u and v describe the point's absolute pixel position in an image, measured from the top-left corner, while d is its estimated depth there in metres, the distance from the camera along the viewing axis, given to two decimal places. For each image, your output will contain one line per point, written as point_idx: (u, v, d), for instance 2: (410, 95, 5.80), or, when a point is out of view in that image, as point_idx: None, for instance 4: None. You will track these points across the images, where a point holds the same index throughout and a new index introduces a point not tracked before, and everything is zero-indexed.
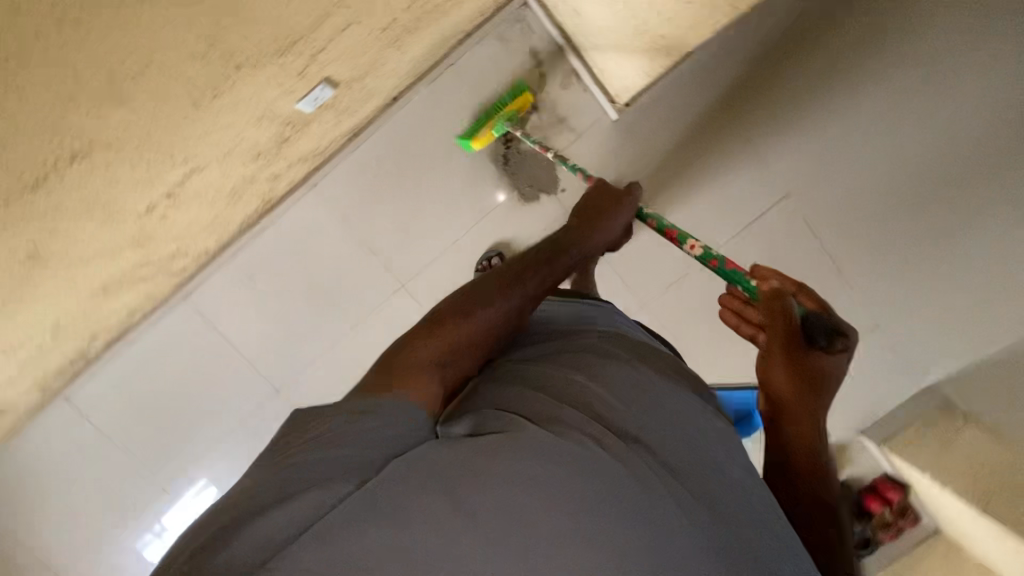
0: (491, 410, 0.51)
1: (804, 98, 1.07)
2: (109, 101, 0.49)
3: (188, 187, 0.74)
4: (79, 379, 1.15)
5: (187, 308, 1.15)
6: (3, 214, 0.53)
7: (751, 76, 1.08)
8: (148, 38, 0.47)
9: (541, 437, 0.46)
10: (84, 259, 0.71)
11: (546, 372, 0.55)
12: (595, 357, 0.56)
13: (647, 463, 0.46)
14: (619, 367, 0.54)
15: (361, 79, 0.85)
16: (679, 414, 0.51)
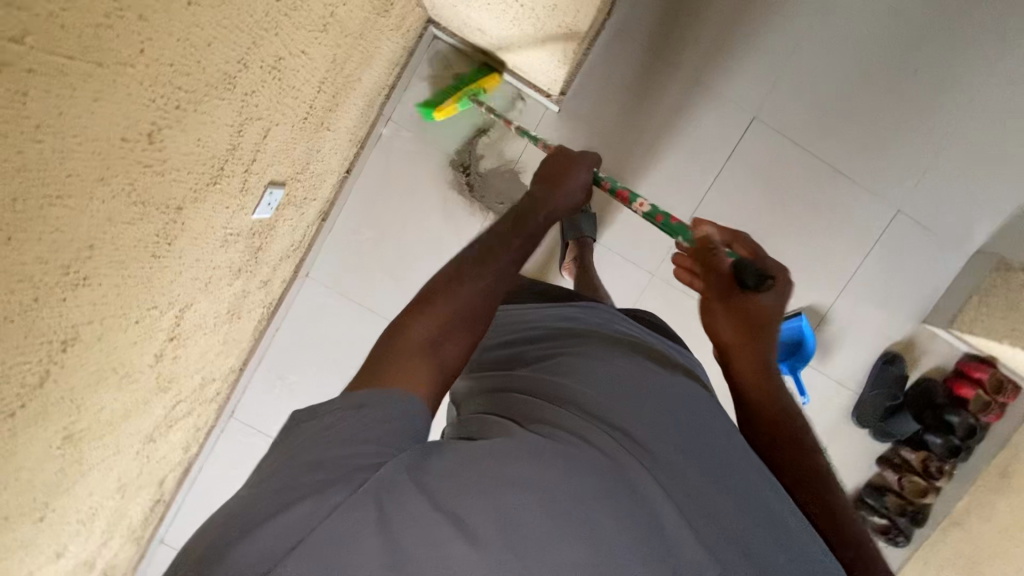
0: (483, 420, 0.56)
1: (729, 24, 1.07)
2: (79, 287, 0.52)
3: (186, 323, 0.79)
4: (165, 521, 1.22)
5: (236, 425, 1.21)
6: (29, 417, 0.55)
7: (672, 21, 1.08)
8: (89, 225, 0.49)
9: (532, 439, 0.50)
10: (119, 421, 0.76)
11: (534, 379, 0.59)
12: (578, 355, 0.61)
13: (639, 462, 0.50)
14: (601, 365, 0.59)
15: (305, 168, 0.88)
16: (669, 416, 0.56)
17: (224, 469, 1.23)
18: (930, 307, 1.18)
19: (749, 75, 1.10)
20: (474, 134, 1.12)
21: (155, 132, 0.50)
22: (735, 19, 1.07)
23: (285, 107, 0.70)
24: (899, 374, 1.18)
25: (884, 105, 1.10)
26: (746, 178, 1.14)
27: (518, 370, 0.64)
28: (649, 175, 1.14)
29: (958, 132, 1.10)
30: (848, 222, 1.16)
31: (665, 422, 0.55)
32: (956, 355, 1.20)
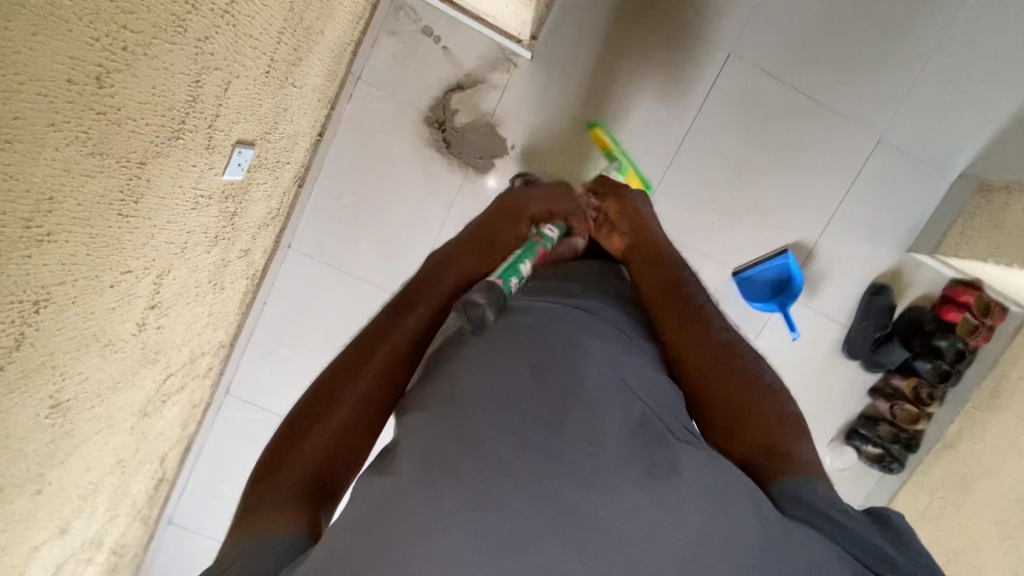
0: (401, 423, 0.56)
1: None
2: (44, 243, 0.51)
3: (166, 292, 0.78)
4: (170, 500, 1.22)
5: (233, 402, 1.21)
6: (11, 382, 0.55)
7: None
8: (48, 174, 0.48)
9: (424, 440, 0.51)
10: (109, 392, 0.75)
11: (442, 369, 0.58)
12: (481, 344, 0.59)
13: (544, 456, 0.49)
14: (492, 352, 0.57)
15: (275, 128, 0.86)
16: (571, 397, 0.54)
17: (224, 447, 1.23)
18: (914, 236, 1.19)
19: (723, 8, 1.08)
20: (447, 87, 1.09)
21: (104, 75, 0.49)
22: None
23: (244, 57, 0.68)
24: (888, 304, 1.19)
25: (862, 29, 1.08)
26: (727, 115, 1.13)
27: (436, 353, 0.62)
28: (628, 119, 1.12)
29: (936, 54, 1.09)
30: (830, 153, 1.15)
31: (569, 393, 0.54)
32: (943, 282, 1.20)
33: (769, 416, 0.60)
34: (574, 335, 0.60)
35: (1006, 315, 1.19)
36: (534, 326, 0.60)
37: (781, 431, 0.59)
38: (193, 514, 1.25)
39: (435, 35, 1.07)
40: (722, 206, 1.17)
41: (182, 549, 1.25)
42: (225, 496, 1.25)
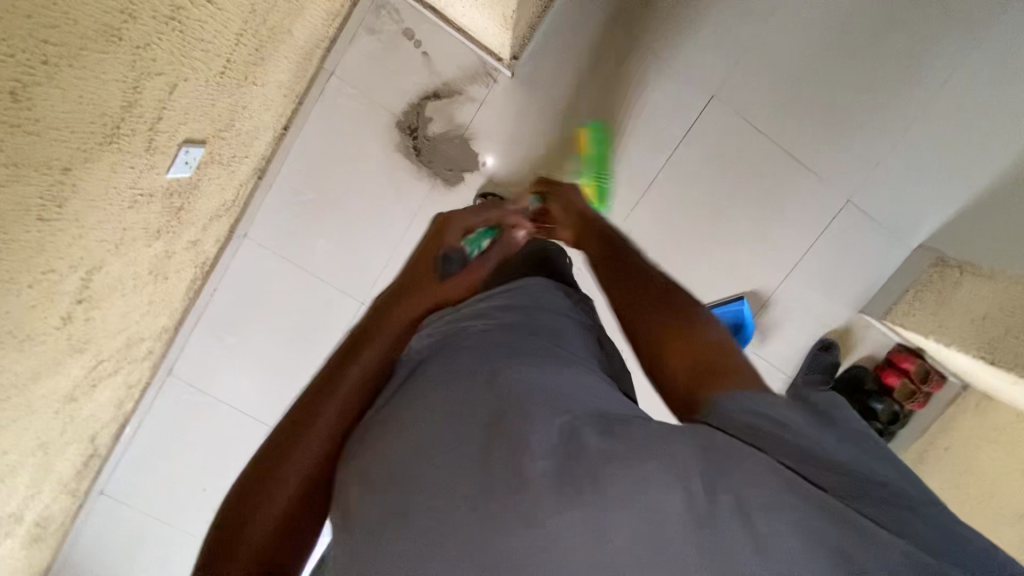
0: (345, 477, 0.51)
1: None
2: None
3: (98, 285, 0.76)
4: (103, 473, 1.22)
5: (174, 382, 1.20)
6: None
7: None
8: None
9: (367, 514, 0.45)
10: (29, 382, 0.74)
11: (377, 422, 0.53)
12: (417, 398, 0.53)
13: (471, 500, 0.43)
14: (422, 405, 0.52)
15: (230, 125, 0.83)
16: (495, 426, 0.47)
17: (162, 425, 1.23)
18: (867, 298, 1.20)
19: (710, 50, 1.06)
20: (423, 94, 1.06)
21: (20, 90, 0.46)
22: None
23: (194, 61, 0.65)
24: (832, 362, 1.19)
25: (845, 89, 1.07)
26: (702, 157, 1.12)
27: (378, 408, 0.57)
28: (603, 149, 1.11)
29: (914, 124, 1.09)
30: (798, 208, 1.15)
31: (488, 423, 0.48)
32: (889, 346, 1.24)
33: (705, 347, 0.58)
34: (504, 352, 0.57)
35: (944, 383, 1.23)
36: (461, 356, 0.57)
37: (716, 355, 0.57)
38: (125, 488, 1.25)
39: (415, 39, 1.04)
40: (686, 247, 1.17)
41: (111, 521, 1.25)
42: (159, 473, 1.25)
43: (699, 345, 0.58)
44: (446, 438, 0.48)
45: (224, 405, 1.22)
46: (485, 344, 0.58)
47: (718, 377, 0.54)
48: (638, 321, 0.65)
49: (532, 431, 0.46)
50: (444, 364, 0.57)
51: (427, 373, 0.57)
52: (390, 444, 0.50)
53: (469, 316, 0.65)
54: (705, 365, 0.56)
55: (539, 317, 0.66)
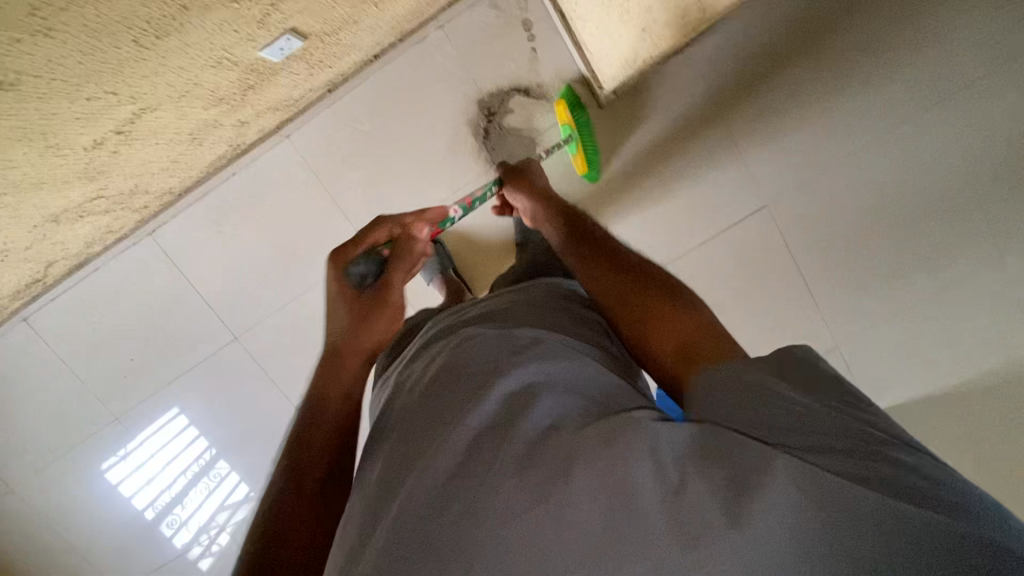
0: (377, 464, 0.54)
1: (798, 98, 1.00)
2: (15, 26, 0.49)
3: (140, 125, 0.72)
4: (39, 301, 1.17)
5: (150, 245, 1.15)
6: None
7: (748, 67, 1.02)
8: None
9: (406, 498, 0.47)
10: (31, 191, 0.71)
11: (399, 422, 0.57)
12: (427, 401, 0.56)
13: (504, 469, 0.46)
14: (434, 409, 0.54)
15: (335, 33, 0.82)
16: (491, 415, 0.51)
17: (116, 281, 1.17)
18: None
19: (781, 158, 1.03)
20: (515, 85, 1.07)
21: None
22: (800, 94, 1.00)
23: None
24: None
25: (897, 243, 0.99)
26: (728, 258, 1.09)
27: (397, 405, 0.60)
28: None
29: None
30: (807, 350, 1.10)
31: (493, 411, 0.51)
32: None
33: (685, 317, 0.57)
34: (501, 347, 0.59)
35: None
36: (465, 356, 0.59)
37: (701, 332, 0.55)
38: (51, 325, 1.19)
39: (530, 32, 1.05)
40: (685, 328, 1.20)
41: (24, 349, 1.20)
42: (89, 325, 1.20)
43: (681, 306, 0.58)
44: (455, 432, 0.50)
45: (188, 288, 1.17)
46: (484, 343, 0.60)
47: (697, 354, 0.53)
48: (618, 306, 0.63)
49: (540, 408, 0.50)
50: (451, 367, 0.58)
51: (436, 376, 0.59)
52: (407, 452, 0.52)
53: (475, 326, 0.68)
54: (687, 340, 0.55)
55: (547, 316, 0.68)
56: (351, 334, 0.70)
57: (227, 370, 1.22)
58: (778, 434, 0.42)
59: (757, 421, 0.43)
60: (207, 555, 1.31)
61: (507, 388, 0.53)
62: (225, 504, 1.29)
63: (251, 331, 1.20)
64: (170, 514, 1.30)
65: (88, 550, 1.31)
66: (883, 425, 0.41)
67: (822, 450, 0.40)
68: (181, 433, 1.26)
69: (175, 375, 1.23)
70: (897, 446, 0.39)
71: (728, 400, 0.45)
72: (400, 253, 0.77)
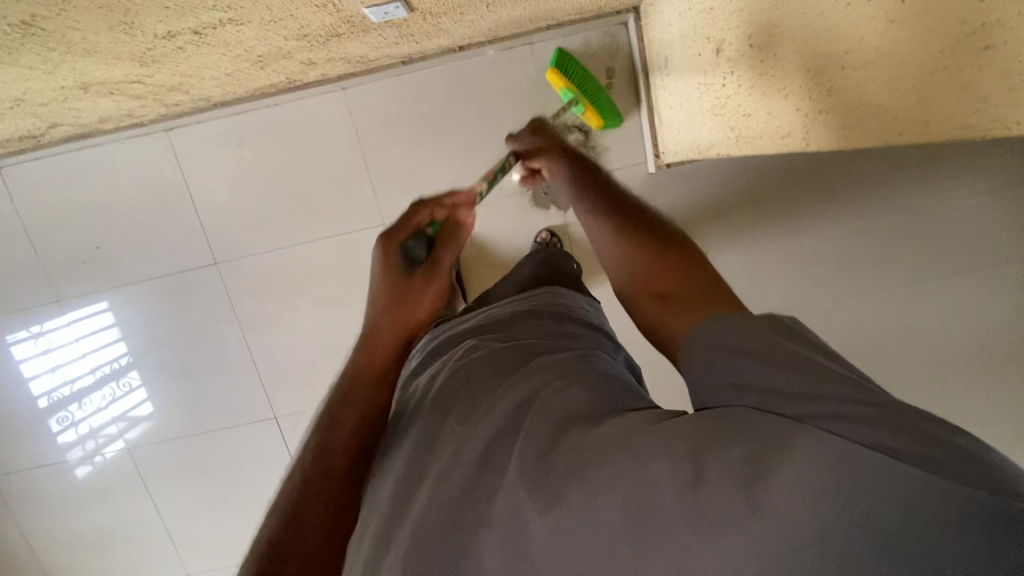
0: (403, 461, 0.55)
1: (830, 231, 1.03)
2: None
3: (219, 34, 0.69)
4: (21, 155, 1.09)
5: (161, 140, 1.09)
6: None
7: (797, 182, 1.02)
8: None
9: (438, 496, 0.49)
10: (81, 56, 0.67)
11: (422, 422, 0.58)
12: (443, 405, 0.57)
13: (528, 461, 0.46)
14: (452, 417, 0.55)
15: (437, 16, 0.82)
16: (502, 416, 0.52)
17: (111, 163, 1.10)
18: None
19: (789, 288, 1.08)
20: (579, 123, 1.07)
21: None
22: (836, 230, 1.03)
23: None
24: None
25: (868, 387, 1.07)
26: None
27: (418, 402, 0.61)
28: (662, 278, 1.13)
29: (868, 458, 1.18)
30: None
31: (501, 416, 0.52)
32: None
33: (692, 271, 0.55)
34: (512, 364, 0.58)
35: None
36: (476, 373, 0.59)
37: (701, 284, 0.53)
38: (22, 181, 1.11)
39: (611, 80, 1.05)
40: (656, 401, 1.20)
41: None
42: (64, 196, 1.12)
43: (701, 271, 0.55)
44: (468, 444, 0.51)
45: (183, 195, 1.11)
46: (497, 354, 0.61)
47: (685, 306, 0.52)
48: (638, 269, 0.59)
49: (560, 401, 0.50)
50: (466, 376, 0.59)
51: (452, 389, 0.59)
52: (426, 461, 0.53)
53: (494, 331, 0.69)
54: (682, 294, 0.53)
55: (558, 330, 0.68)
56: (387, 309, 0.74)
57: (190, 289, 1.16)
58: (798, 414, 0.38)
59: (785, 385, 0.40)
60: (87, 463, 1.23)
61: (512, 410, 0.52)
62: (126, 417, 1.22)
63: (231, 260, 1.14)
64: (64, 410, 1.22)
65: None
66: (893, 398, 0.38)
67: (847, 420, 0.36)
68: (110, 331, 1.18)
69: (136, 278, 1.16)
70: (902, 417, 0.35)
71: (721, 368, 0.44)
72: (448, 240, 0.78)
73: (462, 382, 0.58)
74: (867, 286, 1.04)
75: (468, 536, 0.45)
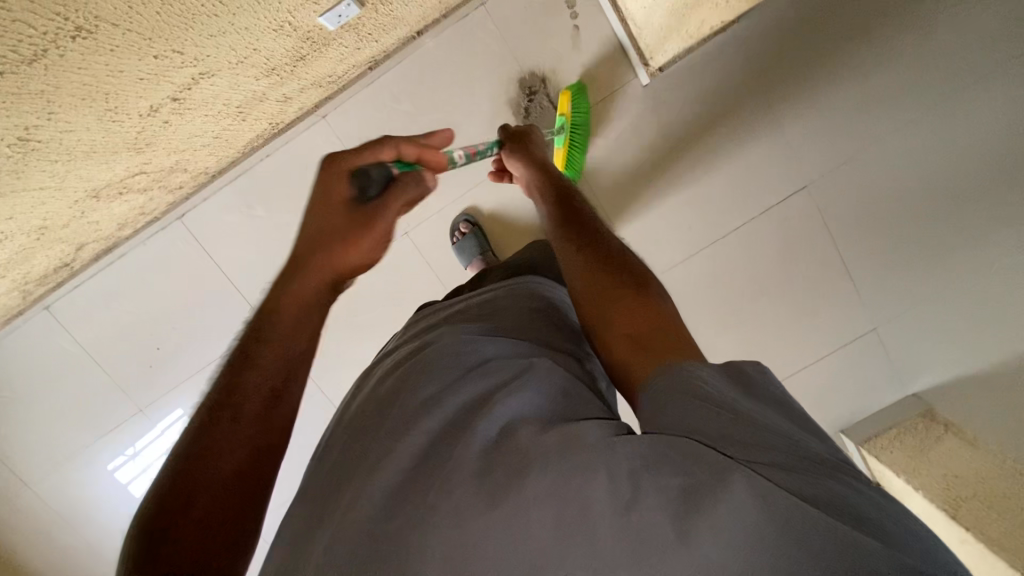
0: (341, 458, 0.48)
1: (849, 72, 0.97)
2: None
3: (196, 94, 0.73)
4: (61, 288, 1.14)
5: (178, 230, 1.12)
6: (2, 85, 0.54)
7: (795, 37, 0.98)
8: None
9: (377, 487, 0.42)
10: (80, 158, 0.72)
11: (366, 416, 0.51)
12: (396, 396, 0.51)
13: (484, 465, 0.41)
14: (404, 408, 0.49)
15: (388, 3, 0.80)
16: (462, 412, 0.46)
17: (140, 267, 1.14)
18: (853, 420, 1.12)
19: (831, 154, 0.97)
20: (557, 63, 1.04)
21: None
22: (855, 69, 0.97)
23: None
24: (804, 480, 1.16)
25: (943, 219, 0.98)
26: (769, 238, 1.06)
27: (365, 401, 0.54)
28: (689, 185, 1.06)
29: None
30: (843, 334, 1.09)
31: (455, 410, 0.47)
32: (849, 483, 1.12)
33: (643, 306, 0.49)
34: (455, 360, 0.52)
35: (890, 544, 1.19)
36: (434, 360, 0.53)
37: (656, 323, 0.48)
38: (70, 313, 1.16)
39: (573, 6, 1.01)
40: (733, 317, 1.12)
41: (45, 338, 1.17)
42: (107, 311, 1.16)
43: (649, 308, 0.49)
44: (416, 434, 0.45)
45: (214, 273, 1.14)
46: (457, 341, 0.55)
47: (650, 350, 0.46)
48: (580, 281, 0.55)
49: (512, 390, 0.46)
50: (426, 362, 0.53)
51: (385, 396, 0.52)
52: (363, 455, 0.46)
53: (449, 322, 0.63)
54: (642, 331, 0.47)
55: (519, 316, 0.61)
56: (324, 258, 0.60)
57: None
58: (718, 438, 0.36)
59: (716, 424, 0.37)
60: None
61: (446, 416, 0.46)
62: None
63: None
64: None
65: (90, 548, 1.27)
66: (814, 441, 0.38)
67: (769, 463, 0.35)
68: None
69: (200, 366, 1.19)
70: (809, 461, 0.35)
71: (664, 400, 0.40)
72: (403, 182, 0.60)
73: (415, 372, 0.52)
74: (908, 115, 0.96)
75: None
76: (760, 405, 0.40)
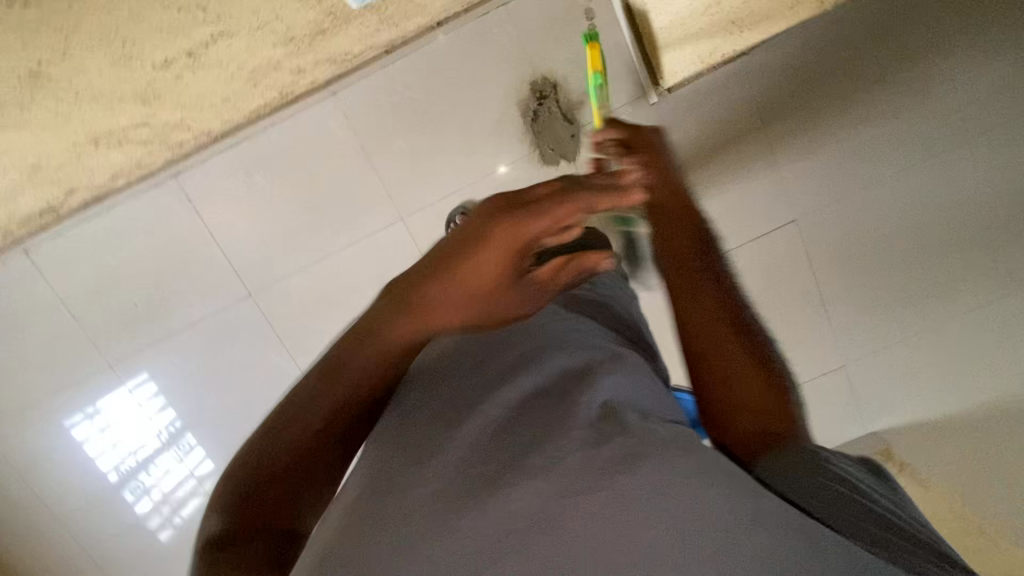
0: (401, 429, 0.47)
1: (843, 117, 1.02)
2: None
3: (212, 54, 0.77)
4: (43, 233, 1.11)
5: (172, 188, 1.11)
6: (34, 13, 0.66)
7: (800, 76, 1.01)
8: None
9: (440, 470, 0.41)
10: (88, 103, 0.77)
11: (440, 391, 0.50)
12: (480, 377, 0.50)
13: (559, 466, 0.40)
14: (491, 390, 0.48)
15: None
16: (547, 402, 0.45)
17: (128, 222, 1.12)
18: None
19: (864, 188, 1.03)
20: (570, 72, 1.06)
21: None
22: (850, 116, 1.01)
23: None
24: None
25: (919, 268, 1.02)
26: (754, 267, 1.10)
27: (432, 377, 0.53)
28: None
29: None
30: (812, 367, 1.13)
31: (536, 398, 0.46)
32: None
33: (762, 382, 0.55)
34: (537, 345, 0.52)
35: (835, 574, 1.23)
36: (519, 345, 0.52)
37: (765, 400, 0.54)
38: (51, 259, 1.13)
39: (591, 18, 1.04)
40: None
41: (21, 283, 1.14)
42: (90, 262, 1.14)
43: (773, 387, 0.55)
44: (497, 417, 0.45)
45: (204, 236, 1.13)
46: (539, 326, 0.54)
47: (762, 422, 0.53)
48: (696, 335, 0.60)
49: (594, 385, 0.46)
50: (507, 344, 0.52)
51: (468, 372, 0.51)
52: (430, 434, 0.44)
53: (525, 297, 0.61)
54: (760, 408, 0.54)
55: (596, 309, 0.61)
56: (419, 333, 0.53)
57: (231, 327, 1.18)
58: (833, 514, 0.43)
59: (829, 499, 0.44)
60: (167, 526, 1.26)
61: (530, 397, 0.46)
62: (196, 472, 1.24)
63: (265, 289, 1.16)
64: (135, 479, 1.24)
65: (40, 503, 1.24)
66: (921, 532, 0.44)
67: (873, 541, 0.41)
68: (165, 389, 1.20)
69: (178, 329, 1.18)
70: (912, 546, 0.41)
71: (787, 477, 0.46)
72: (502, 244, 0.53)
73: (497, 353, 0.51)
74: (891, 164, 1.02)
75: (454, 537, 0.38)
76: (866, 488, 0.46)
